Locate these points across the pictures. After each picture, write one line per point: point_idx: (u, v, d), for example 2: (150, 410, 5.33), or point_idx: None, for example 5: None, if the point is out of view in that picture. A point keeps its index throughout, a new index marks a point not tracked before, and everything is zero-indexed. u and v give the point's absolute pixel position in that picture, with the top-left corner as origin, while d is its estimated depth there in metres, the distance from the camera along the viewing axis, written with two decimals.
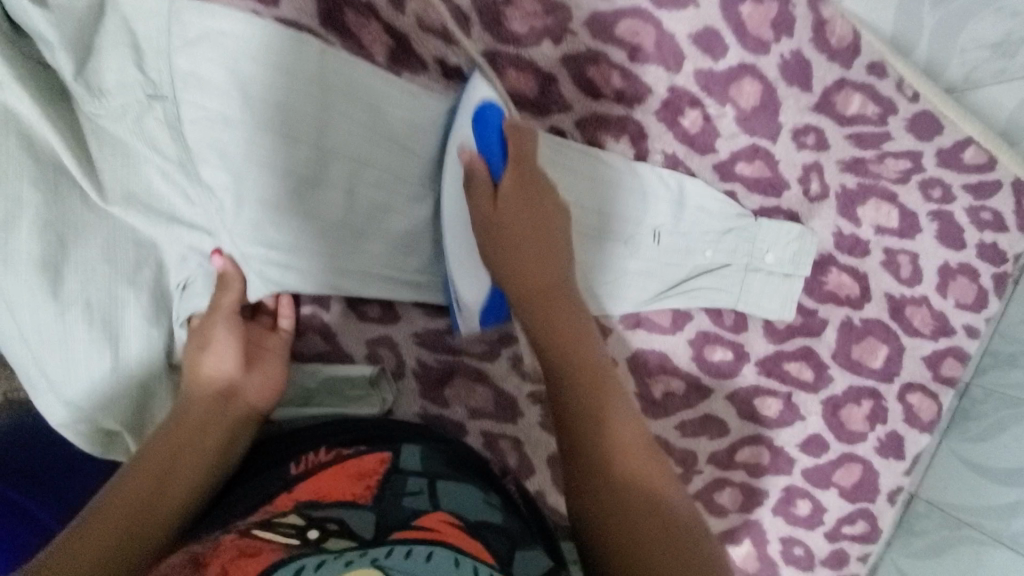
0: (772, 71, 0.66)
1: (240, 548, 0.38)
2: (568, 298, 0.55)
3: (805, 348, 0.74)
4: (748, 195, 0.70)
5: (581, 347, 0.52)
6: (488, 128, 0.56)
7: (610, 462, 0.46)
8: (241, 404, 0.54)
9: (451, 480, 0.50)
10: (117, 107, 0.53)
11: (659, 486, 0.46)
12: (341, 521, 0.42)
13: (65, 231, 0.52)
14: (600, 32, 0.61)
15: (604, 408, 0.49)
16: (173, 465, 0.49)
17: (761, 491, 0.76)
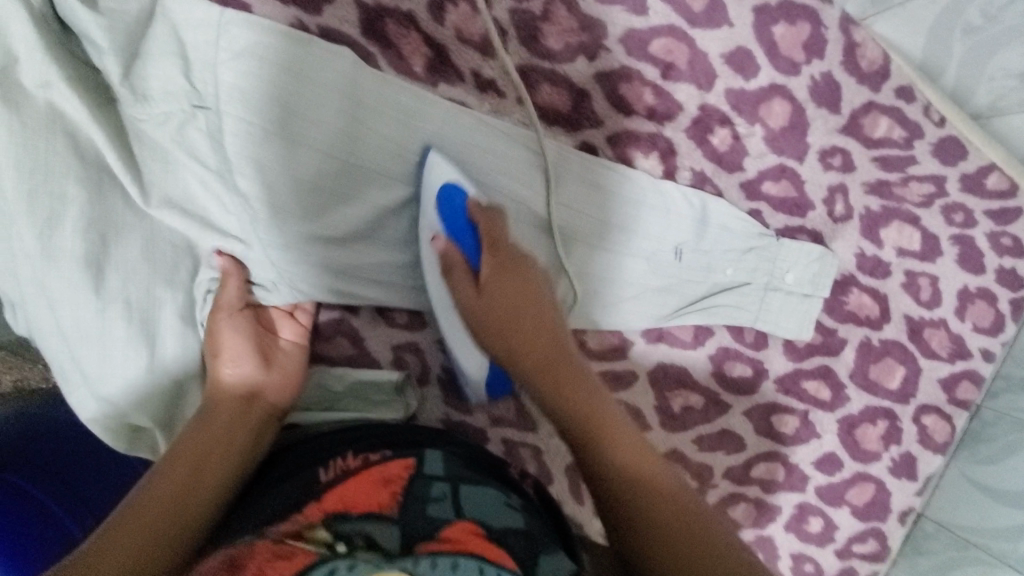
0: (802, 92, 0.67)
1: (274, 550, 0.40)
2: (564, 361, 0.55)
3: (823, 367, 0.74)
4: (774, 215, 0.70)
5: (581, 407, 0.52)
6: (454, 215, 0.57)
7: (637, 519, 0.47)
8: (260, 405, 0.56)
9: (475, 484, 0.49)
10: (160, 113, 0.53)
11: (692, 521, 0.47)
12: (368, 537, 0.43)
13: (107, 230, 0.53)
14: (635, 50, 0.62)
15: (615, 468, 0.49)
16: (196, 466, 0.50)
17: (774, 507, 0.77)
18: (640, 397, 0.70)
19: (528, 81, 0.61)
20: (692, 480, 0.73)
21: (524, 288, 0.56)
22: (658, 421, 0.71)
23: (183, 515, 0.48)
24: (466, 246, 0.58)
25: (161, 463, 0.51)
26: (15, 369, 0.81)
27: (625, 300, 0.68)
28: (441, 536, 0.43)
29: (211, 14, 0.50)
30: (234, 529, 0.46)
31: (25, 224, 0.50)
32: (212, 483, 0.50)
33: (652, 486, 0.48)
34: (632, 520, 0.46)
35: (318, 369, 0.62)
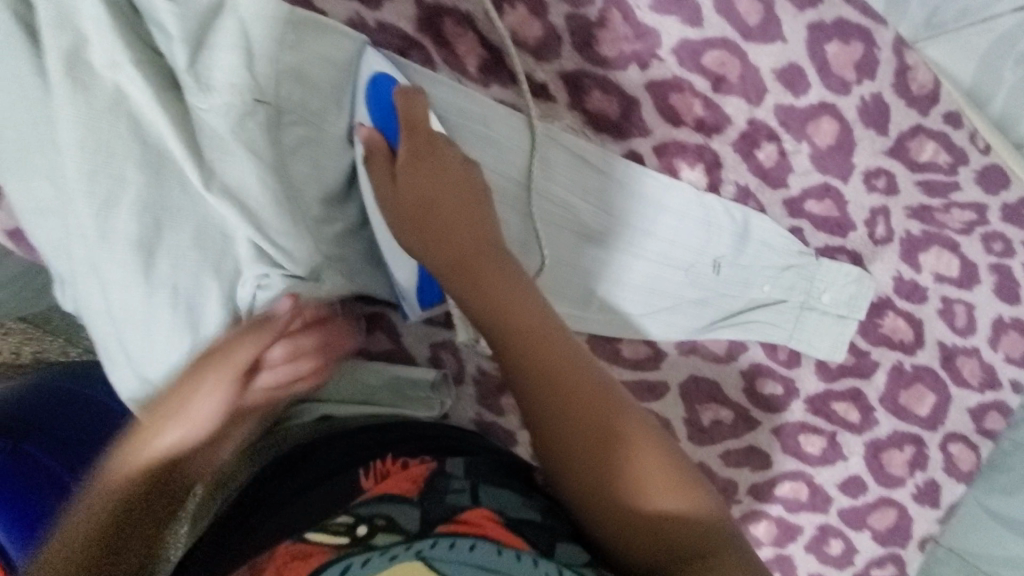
0: (852, 112, 0.65)
1: (292, 552, 0.42)
2: (493, 255, 0.53)
3: (854, 390, 0.74)
4: (814, 234, 0.70)
5: (511, 306, 0.50)
6: (382, 102, 0.55)
7: (572, 431, 0.47)
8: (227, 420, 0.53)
9: (498, 481, 0.51)
10: (211, 99, 0.52)
11: (638, 454, 0.47)
12: (388, 518, 0.45)
13: (160, 215, 0.52)
14: (687, 60, 0.62)
15: (555, 367, 0.48)
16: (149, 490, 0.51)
17: (796, 527, 0.77)
18: (669, 409, 0.71)
19: (579, 87, 0.61)
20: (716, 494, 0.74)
21: (463, 214, 0.53)
22: (686, 432, 0.72)
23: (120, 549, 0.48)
24: (389, 134, 0.56)
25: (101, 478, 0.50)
26: (34, 341, 0.83)
27: (621, 282, 0.66)
28: (457, 518, 0.45)
29: (280, 15, 0.52)
30: (270, 522, 0.49)
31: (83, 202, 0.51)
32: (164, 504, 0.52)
33: (587, 409, 0.48)
34: (567, 471, 0.47)
35: (358, 362, 0.63)
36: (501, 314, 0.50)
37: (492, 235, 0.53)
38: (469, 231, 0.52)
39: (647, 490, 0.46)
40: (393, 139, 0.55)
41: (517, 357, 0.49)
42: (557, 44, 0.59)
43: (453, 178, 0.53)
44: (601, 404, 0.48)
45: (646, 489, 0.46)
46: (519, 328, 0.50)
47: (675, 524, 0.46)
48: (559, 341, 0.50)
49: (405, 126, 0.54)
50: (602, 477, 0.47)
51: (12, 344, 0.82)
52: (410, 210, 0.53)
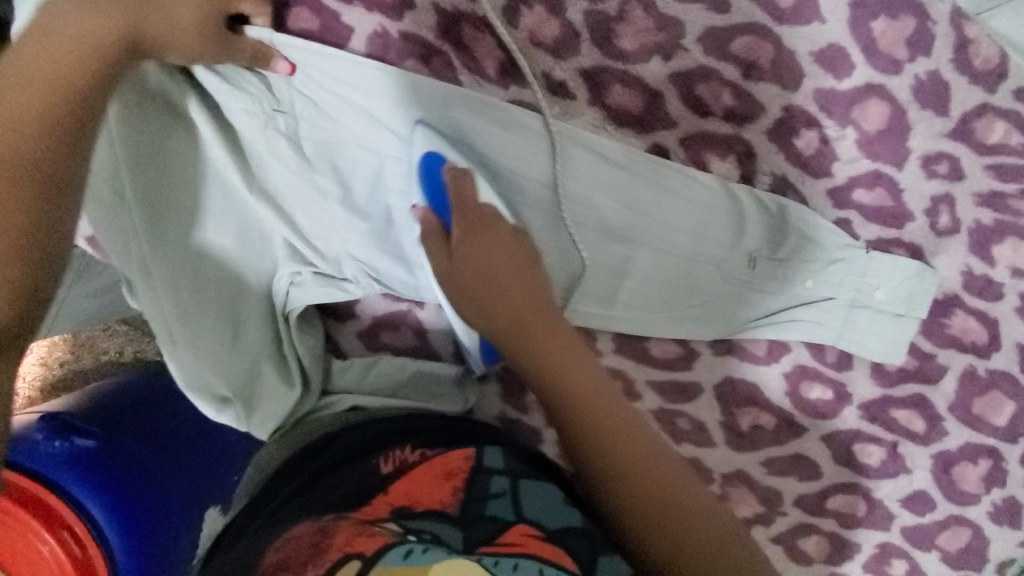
0: (906, 92, 0.55)
1: (357, 530, 0.47)
2: (546, 320, 0.59)
3: (916, 396, 0.68)
4: (865, 225, 0.63)
5: (560, 360, 0.57)
6: (433, 182, 0.59)
7: (619, 471, 0.54)
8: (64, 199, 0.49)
9: (529, 479, 0.59)
10: (242, 108, 0.58)
11: (678, 487, 0.54)
12: (434, 532, 0.48)
13: (205, 219, 0.62)
14: (714, 49, 0.56)
15: (601, 410, 0.56)
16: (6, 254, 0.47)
17: (852, 544, 0.78)
18: (704, 411, 0.73)
19: (599, 83, 0.59)
20: (760, 504, 0.77)
21: (515, 277, 0.58)
22: (723, 437, 0.73)
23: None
24: (443, 214, 0.60)
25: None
26: (136, 341, 0.93)
27: (641, 280, 0.66)
28: (500, 540, 0.50)
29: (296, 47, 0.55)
30: (314, 508, 0.53)
31: (129, 193, 0.57)
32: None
33: (628, 455, 0.54)
34: (621, 509, 0.54)
35: (383, 357, 0.73)
36: (553, 370, 0.57)
37: (539, 291, 0.59)
38: (534, 307, 0.58)
39: (688, 520, 0.52)
40: (447, 218, 0.60)
41: (568, 409, 0.56)
42: (575, 42, 0.57)
43: (503, 244, 0.58)
44: (643, 452, 0.55)
45: (688, 521, 0.52)
46: (575, 392, 0.56)
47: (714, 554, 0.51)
48: (600, 400, 0.56)
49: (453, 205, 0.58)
50: (648, 514, 0.53)
51: (118, 344, 0.93)
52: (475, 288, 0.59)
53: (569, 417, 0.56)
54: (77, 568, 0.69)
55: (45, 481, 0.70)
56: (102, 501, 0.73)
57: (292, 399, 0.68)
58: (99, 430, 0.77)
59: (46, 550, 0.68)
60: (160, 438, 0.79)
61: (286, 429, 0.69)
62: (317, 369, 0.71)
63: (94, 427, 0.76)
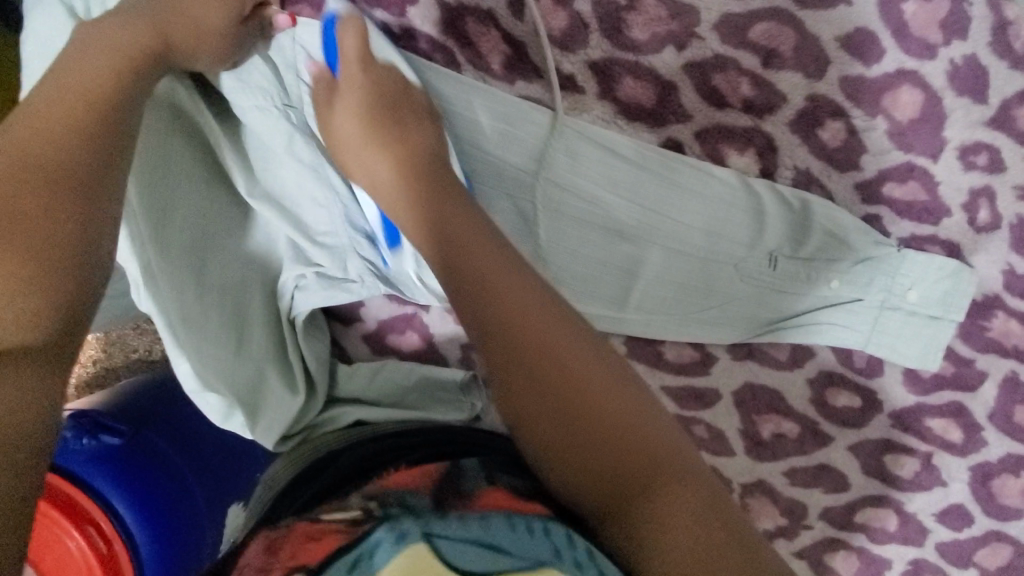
0: (941, 78, 0.51)
1: (308, 533, 0.41)
2: (502, 257, 0.51)
3: (953, 404, 0.64)
4: (896, 221, 0.59)
5: (518, 311, 0.49)
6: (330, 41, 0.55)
7: (588, 425, 0.46)
8: (98, 205, 0.50)
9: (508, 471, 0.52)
10: (248, 107, 0.57)
11: (657, 445, 0.46)
12: (398, 497, 0.44)
13: (211, 223, 0.63)
14: (731, 36, 0.53)
15: (565, 361, 0.48)
16: (50, 266, 0.48)
17: (884, 560, 0.75)
18: (722, 418, 0.70)
19: (609, 76, 0.56)
20: (783, 515, 0.74)
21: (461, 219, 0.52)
22: (743, 446, 0.70)
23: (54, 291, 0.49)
24: (333, 65, 0.56)
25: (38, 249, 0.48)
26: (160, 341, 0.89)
27: (657, 282, 0.63)
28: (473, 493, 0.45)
29: (299, 38, 0.56)
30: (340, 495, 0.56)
31: (135, 199, 0.56)
32: (43, 227, 0.48)
33: (593, 406, 0.46)
34: (550, 440, 0.47)
35: (390, 361, 0.73)
36: (505, 318, 0.49)
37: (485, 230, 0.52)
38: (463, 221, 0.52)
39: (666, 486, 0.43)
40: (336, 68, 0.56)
41: (523, 361, 0.48)
42: (583, 34, 0.55)
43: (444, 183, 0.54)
44: (586, 376, 0.47)
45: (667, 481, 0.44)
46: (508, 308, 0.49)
47: (705, 516, 0.42)
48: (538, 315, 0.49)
49: (349, 57, 0.54)
50: (618, 473, 0.45)
51: (144, 344, 0.90)
52: (374, 145, 0.56)
53: (518, 372, 0.48)
54: (104, 562, 0.69)
55: (73, 478, 0.70)
56: (127, 498, 0.72)
57: (298, 405, 0.68)
58: (127, 426, 0.75)
59: (74, 546, 0.68)
60: (188, 436, 0.78)
61: (292, 445, 0.69)
62: (323, 377, 0.71)
63: (125, 424, 0.75)
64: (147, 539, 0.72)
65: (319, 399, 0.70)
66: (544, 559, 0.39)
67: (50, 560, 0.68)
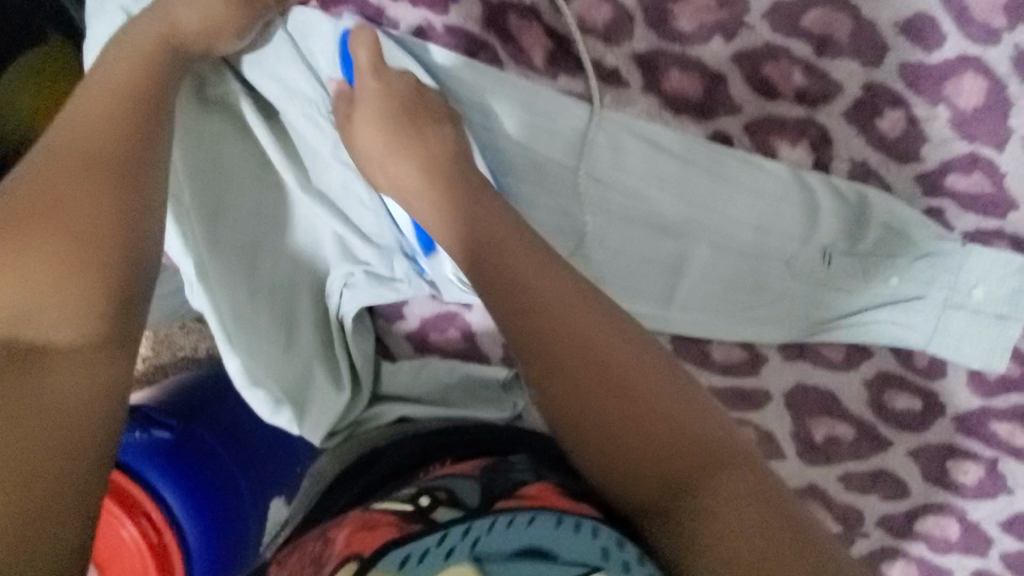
0: (1005, 65, 0.49)
1: (362, 521, 0.44)
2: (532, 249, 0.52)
3: (1020, 407, 0.60)
4: (959, 215, 0.56)
5: (553, 297, 0.49)
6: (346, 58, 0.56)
7: (626, 410, 0.46)
8: (136, 184, 0.51)
9: (554, 467, 0.55)
10: (297, 111, 0.59)
11: (696, 430, 0.45)
12: (450, 492, 0.47)
13: (261, 223, 0.63)
14: (782, 24, 0.51)
15: (600, 343, 0.48)
16: (97, 247, 0.49)
17: (943, 570, 0.72)
18: (773, 422, 0.67)
19: (655, 69, 0.55)
20: (836, 523, 0.71)
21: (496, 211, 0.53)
22: (794, 449, 0.68)
23: (94, 267, 0.48)
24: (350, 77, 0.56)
25: (80, 232, 0.49)
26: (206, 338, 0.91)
27: (706, 280, 0.62)
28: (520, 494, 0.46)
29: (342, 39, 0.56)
30: (388, 486, 0.59)
31: (188, 198, 0.58)
32: (82, 210, 0.49)
33: (634, 393, 0.46)
34: (590, 426, 0.47)
35: (432, 359, 0.72)
36: (541, 305, 0.49)
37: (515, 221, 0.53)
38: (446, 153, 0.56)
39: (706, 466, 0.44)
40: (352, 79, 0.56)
41: (560, 348, 0.48)
42: (628, 26, 0.54)
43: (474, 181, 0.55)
44: (618, 358, 0.47)
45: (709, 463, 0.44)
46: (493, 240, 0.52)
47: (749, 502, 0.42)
48: (525, 261, 0.51)
49: (361, 67, 0.54)
50: (660, 459, 0.45)
51: (190, 342, 0.91)
52: (396, 149, 0.57)
53: (560, 358, 0.48)
54: (154, 551, 0.70)
55: (123, 468, 0.72)
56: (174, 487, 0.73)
57: (342, 403, 0.68)
58: (175, 420, 0.77)
59: (126, 533, 0.69)
60: (232, 426, 0.79)
61: (336, 442, 0.70)
62: (368, 373, 0.71)
63: (173, 418, 0.77)
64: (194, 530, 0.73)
65: (361, 399, 0.70)
66: (590, 562, 0.39)
67: (106, 546, 0.70)
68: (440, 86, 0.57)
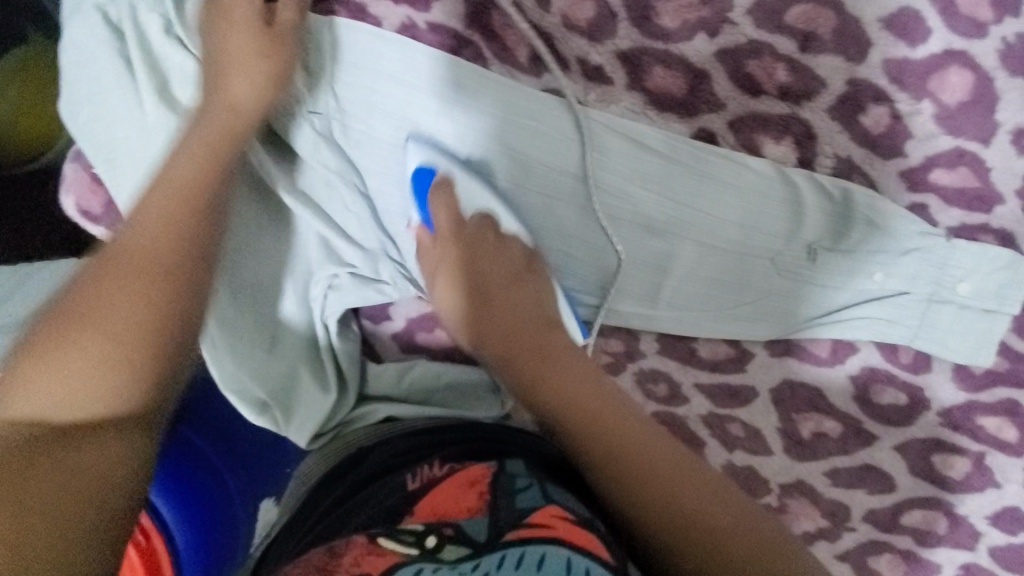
0: (993, 58, 0.48)
1: (365, 549, 0.46)
2: (546, 325, 0.58)
3: (1009, 402, 0.60)
4: (945, 209, 0.56)
5: (573, 378, 0.56)
6: (421, 196, 0.58)
7: (646, 483, 0.51)
8: (190, 278, 0.54)
9: (556, 485, 0.55)
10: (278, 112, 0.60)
11: (706, 496, 0.50)
12: (458, 528, 0.48)
13: (243, 222, 0.64)
14: (765, 21, 0.51)
15: (614, 424, 0.53)
16: (153, 332, 0.52)
17: (931, 562, 0.73)
18: (759, 416, 0.68)
19: (638, 66, 0.55)
20: (825, 517, 0.72)
21: (526, 293, 0.58)
22: (781, 444, 0.68)
23: (145, 351, 0.51)
24: (426, 219, 0.59)
25: (138, 318, 0.51)
26: None
27: (689, 277, 0.62)
28: (528, 521, 0.48)
29: (320, 36, 0.56)
30: (378, 491, 0.58)
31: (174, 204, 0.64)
32: (142, 298, 0.52)
33: (649, 469, 0.51)
34: (620, 500, 0.51)
35: (419, 361, 0.72)
36: (562, 390, 0.55)
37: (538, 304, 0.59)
38: (527, 308, 0.58)
39: (715, 532, 0.49)
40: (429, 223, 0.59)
41: (578, 433, 0.54)
42: (610, 23, 0.53)
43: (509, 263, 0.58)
44: (632, 435, 0.53)
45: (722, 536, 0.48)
46: (571, 400, 0.55)
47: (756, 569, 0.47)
48: (550, 340, 0.57)
49: (442, 226, 0.58)
50: (682, 528, 0.49)
51: None
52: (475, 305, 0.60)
53: (584, 441, 0.53)
54: (144, 556, 0.70)
55: None
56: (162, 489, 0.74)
57: (328, 403, 0.68)
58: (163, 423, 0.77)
59: None
60: (219, 424, 0.79)
61: (324, 442, 0.70)
62: (354, 374, 0.70)
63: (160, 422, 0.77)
64: (185, 531, 0.74)
65: (349, 400, 0.70)
66: None
67: None
68: (487, 181, 0.58)
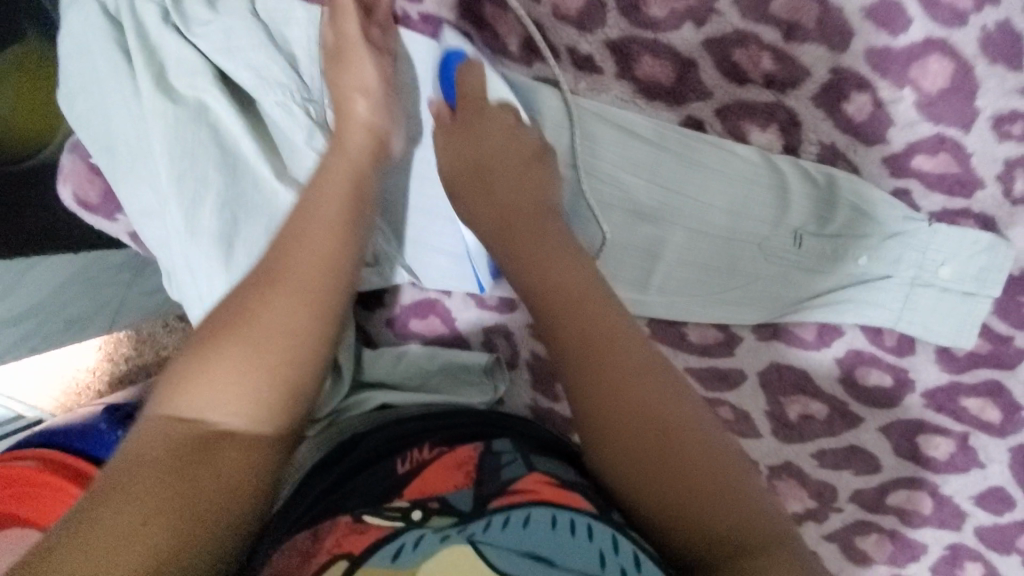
0: (974, 45, 0.49)
1: (350, 526, 0.47)
2: (540, 217, 0.56)
3: (991, 384, 0.61)
4: (926, 194, 0.57)
5: (562, 266, 0.52)
6: (449, 76, 0.58)
7: (620, 390, 0.47)
8: (336, 290, 0.51)
9: (542, 455, 0.57)
10: (274, 100, 0.62)
11: (682, 424, 0.45)
12: (443, 500, 0.50)
13: (238, 210, 0.63)
14: (751, 10, 0.52)
15: (602, 318, 0.49)
16: (313, 333, 0.49)
17: (917, 541, 0.74)
18: (747, 399, 0.69)
19: (627, 56, 0.56)
20: (812, 497, 0.73)
21: (524, 180, 0.57)
22: (769, 426, 0.69)
23: (302, 356, 0.48)
24: (449, 96, 0.59)
25: (281, 323, 0.48)
26: None
27: (677, 262, 0.64)
28: (512, 488, 0.50)
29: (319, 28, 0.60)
30: (369, 480, 0.56)
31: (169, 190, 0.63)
32: (296, 303, 0.49)
33: (630, 376, 0.47)
34: (595, 410, 0.47)
35: (413, 347, 0.74)
36: (548, 276, 0.52)
37: (538, 195, 0.57)
38: (529, 193, 0.56)
39: (686, 463, 0.44)
40: (451, 99, 0.59)
41: (562, 319, 0.50)
42: (599, 12, 0.54)
43: (509, 150, 0.57)
44: (617, 345, 0.48)
45: (692, 470, 0.44)
46: (558, 287, 0.51)
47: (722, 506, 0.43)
48: (543, 227, 0.55)
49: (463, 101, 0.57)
50: (649, 448, 0.45)
51: None
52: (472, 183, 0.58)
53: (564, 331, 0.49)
54: None
55: None
56: None
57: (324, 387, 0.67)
58: None
59: None
60: None
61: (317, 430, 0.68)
62: (349, 360, 0.71)
63: None
64: None
65: (343, 386, 0.70)
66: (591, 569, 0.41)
67: None
68: None
